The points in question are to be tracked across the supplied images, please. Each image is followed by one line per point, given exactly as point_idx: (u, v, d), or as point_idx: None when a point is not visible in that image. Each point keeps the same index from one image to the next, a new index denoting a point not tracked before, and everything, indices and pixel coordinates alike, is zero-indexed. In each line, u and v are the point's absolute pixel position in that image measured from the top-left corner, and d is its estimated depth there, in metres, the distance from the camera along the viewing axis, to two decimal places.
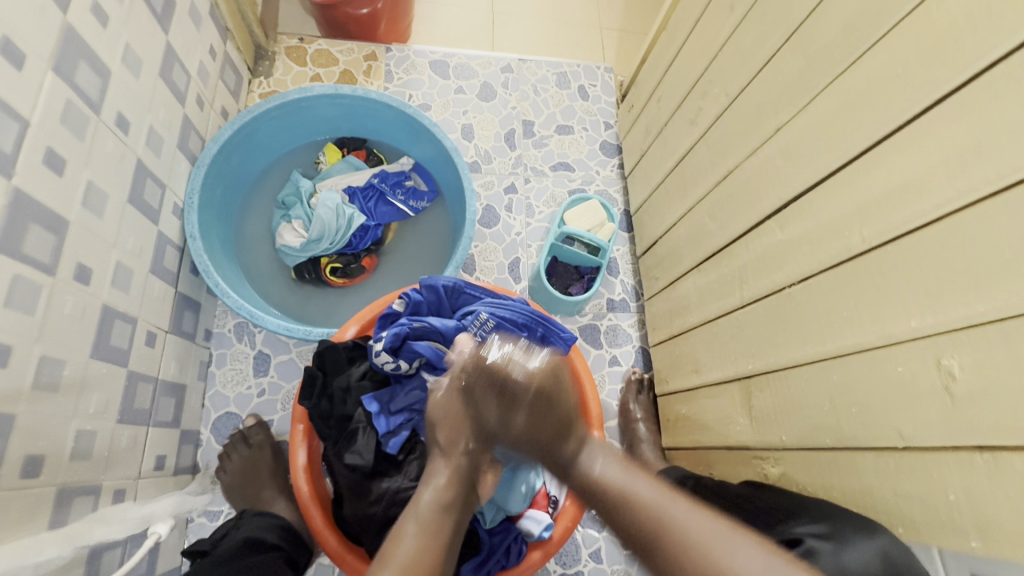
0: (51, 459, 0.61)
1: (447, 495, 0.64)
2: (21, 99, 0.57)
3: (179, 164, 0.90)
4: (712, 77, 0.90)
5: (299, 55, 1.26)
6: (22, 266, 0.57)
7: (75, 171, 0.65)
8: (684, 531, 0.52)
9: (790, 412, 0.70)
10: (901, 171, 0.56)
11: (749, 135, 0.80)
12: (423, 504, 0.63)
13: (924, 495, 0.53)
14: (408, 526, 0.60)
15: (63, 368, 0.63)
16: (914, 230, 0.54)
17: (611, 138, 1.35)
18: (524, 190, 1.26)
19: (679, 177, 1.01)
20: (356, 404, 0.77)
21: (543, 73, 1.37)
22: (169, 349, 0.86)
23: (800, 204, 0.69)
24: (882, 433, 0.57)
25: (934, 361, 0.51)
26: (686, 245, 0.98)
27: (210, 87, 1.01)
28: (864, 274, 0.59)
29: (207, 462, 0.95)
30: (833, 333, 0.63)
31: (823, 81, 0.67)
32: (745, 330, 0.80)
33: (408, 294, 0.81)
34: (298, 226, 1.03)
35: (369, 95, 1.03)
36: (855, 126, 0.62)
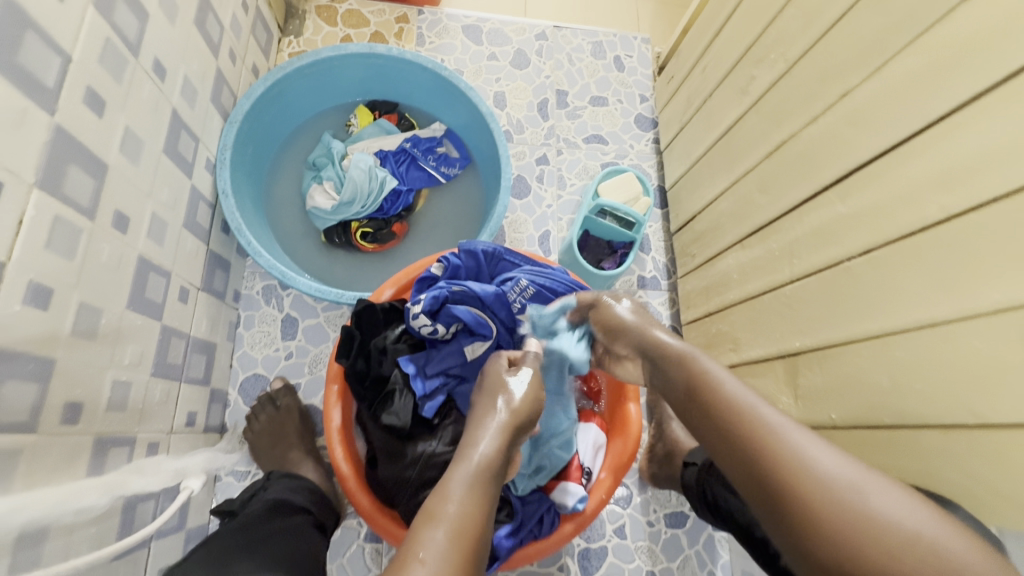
0: (88, 408, 0.60)
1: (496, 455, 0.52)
2: (62, 32, 0.54)
3: (211, 118, 0.88)
4: (768, 42, 0.85)
5: (330, 15, 1.23)
6: (63, 208, 0.55)
7: (113, 114, 0.62)
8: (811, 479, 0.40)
9: (842, 390, 0.68)
10: (987, 134, 0.52)
11: (809, 102, 0.76)
12: (472, 458, 0.51)
13: (996, 475, 0.50)
14: (460, 472, 0.49)
15: (100, 316, 0.61)
16: (1001, 197, 0.50)
17: (646, 111, 1.31)
18: (556, 162, 1.23)
19: (724, 150, 0.97)
20: (393, 365, 0.75)
21: (578, 41, 1.33)
22: (200, 307, 0.85)
23: (865, 173, 0.66)
24: (951, 412, 0.54)
25: (1018, 336, 0.49)
26: (729, 220, 0.95)
27: (242, 41, 0.98)
28: (939, 245, 0.56)
29: (234, 422, 0.94)
30: (899, 308, 0.60)
31: (901, 41, 0.62)
32: (793, 306, 0.77)
33: (447, 258, 0.79)
34: (329, 188, 1.01)
35: (404, 56, 0.99)
36: (935, 90, 0.58)
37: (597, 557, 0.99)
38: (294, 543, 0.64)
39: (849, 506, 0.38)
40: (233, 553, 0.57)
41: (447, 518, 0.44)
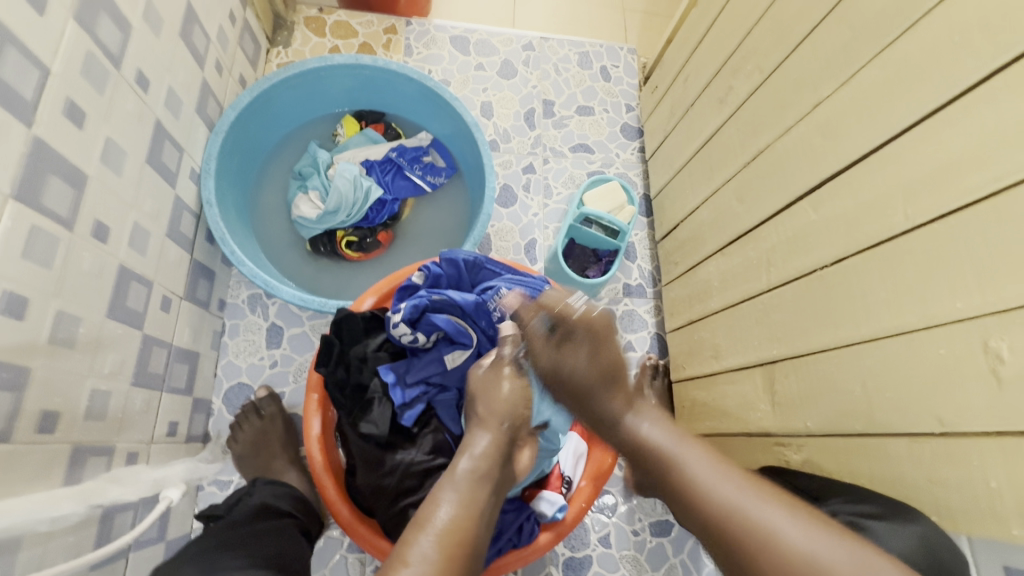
0: (66, 417, 0.60)
1: (485, 462, 0.61)
2: (42, 45, 0.55)
3: (196, 129, 0.89)
4: (744, 55, 0.87)
5: (318, 27, 1.24)
6: (41, 218, 0.55)
7: (94, 125, 0.63)
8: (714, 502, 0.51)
9: (816, 398, 0.68)
10: (949, 146, 0.53)
11: (783, 114, 0.77)
12: (459, 472, 0.59)
13: (961, 483, 0.51)
14: (446, 490, 0.56)
15: (79, 325, 0.62)
16: (963, 208, 0.51)
17: (632, 121, 1.32)
18: (542, 171, 1.24)
19: (705, 160, 0.98)
20: (373, 374, 0.76)
21: (565, 52, 1.35)
22: (183, 316, 0.85)
23: (836, 184, 0.67)
24: (918, 419, 0.55)
25: (980, 344, 0.49)
26: (710, 229, 0.96)
27: (229, 53, 1.00)
28: (906, 255, 0.57)
29: (218, 431, 0.94)
30: (868, 317, 0.61)
31: (869, 54, 0.64)
32: (770, 315, 0.78)
33: (427, 267, 0.79)
34: (314, 198, 1.02)
35: (389, 67, 1.00)
36: (901, 103, 0.59)
37: (582, 566, 0.99)
38: (275, 542, 0.65)
39: (769, 515, 0.49)
40: (214, 549, 0.59)
41: (435, 524, 0.51)
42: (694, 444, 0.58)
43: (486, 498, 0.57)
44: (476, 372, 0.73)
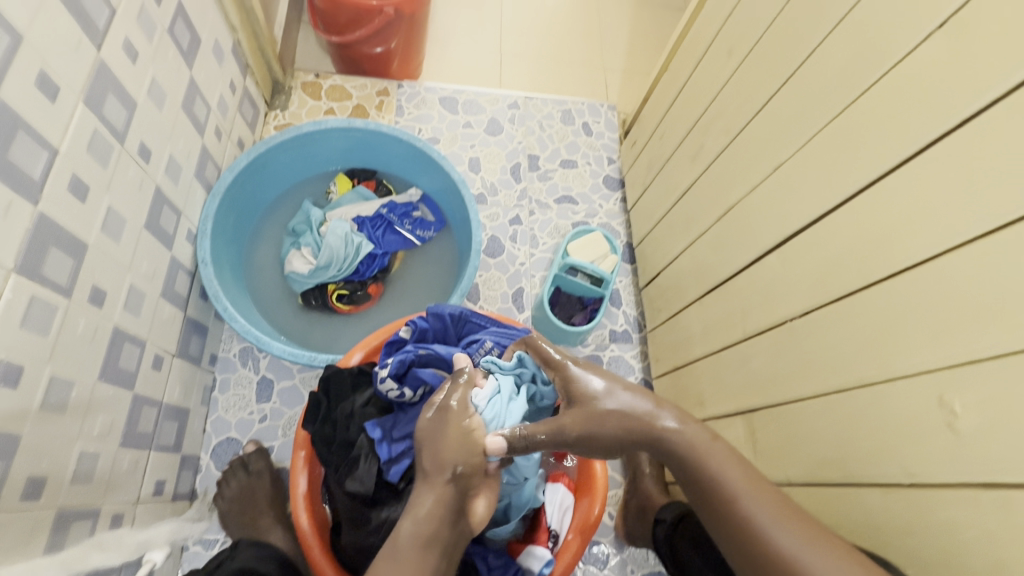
0: (52, 482, 0.61)
1: (428, 525, 0.61)
2: (51, 128, 0.59)
3: (195, 192, 0.93)
4: (712, 117, 0.93)
5: (314, 91, 1.32)
6: (40, 287, 0.58)
7: (96, 197, 0.67)
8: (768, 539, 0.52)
9: (796, 447, 0.70)
10: (894, 209, 0.57)
11: (748, 173, 0.82)
12: (402, 539, 0.60)
13: (932, 535, 0.52)
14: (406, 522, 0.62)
15: (71, 390, 0.63)
16: (912, 267, 0.55)
17: (614, 172, 1.38)
18: (528, 222, 1.29)
19: (681, 212, 1.03)
20: (359, 430, 0.77)
21: (548, 110, 1.42)
22: (174, 373, 0.87)
23: (800, 240, 0.71)
24: (888, 470, 0.57)
25: (937, 398, 0.52)
26: (689, 278, 0.99)
27: (228, 119, 1.05)
28: (866, 310, 0.60)
29: (205, 488, 0.94)
30: (836, 368, 0.63)
31: (818, 124, 0.68)
32: (748, 364, 0.80)
33: (415, 321, 0.82)
34: (307, 253, 1.06)
35: (381, 129, 1.06)
36: (849, 168, 0.64)
37: None
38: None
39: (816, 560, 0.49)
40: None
41: None
42: (741, 465, 0.57)
43: (434, 560, 0.60)
44: (424, 417, 0.70)
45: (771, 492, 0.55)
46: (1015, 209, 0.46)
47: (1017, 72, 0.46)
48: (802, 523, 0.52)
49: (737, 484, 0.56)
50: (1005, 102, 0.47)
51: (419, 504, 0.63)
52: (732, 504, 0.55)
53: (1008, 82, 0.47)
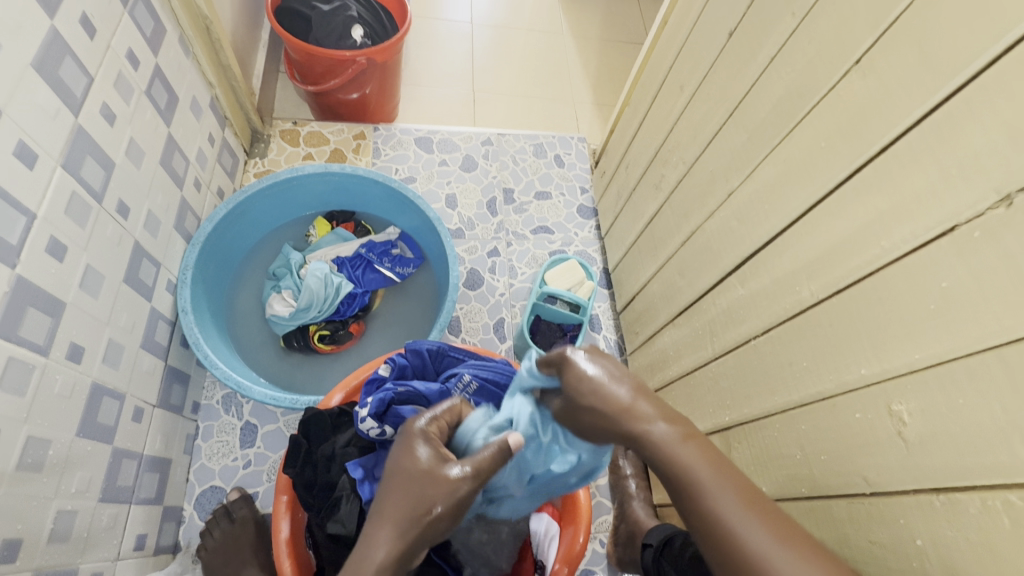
0: (28, 543, 0.61)
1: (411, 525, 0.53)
2: (29, 195, 0.62)
3: (174, 243, 0.95)
4: (670, 147, 0.98)
5: (292, 137, 1.36)
6: (17, 348, 0.59)
7: (74, 256, 0.69)
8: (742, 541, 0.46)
9: (768, 463, 0.71)
10: (834, 230, 0.61)
11: (705, 200, 0.86)
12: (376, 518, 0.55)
13: (895, 544, 0.54)
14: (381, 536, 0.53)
15: (47, 448, 0.64)
16: (852, 284, 0.58)
17: (587, 202, 1.43)
18: (506, 253, 1.32)
19: (650, 238, 1.07)
20: (341, 471, 0.77)
21: (520, 144, 1.48)
22: (155, 424, 0.87)
23: (755, 261, 0.74)
24: (851, 480, 0.59)
25: (887, 408, 0.54)
26: (660, 301, 1.02)
27: (207, 170, 1.09)
28: (818, 325, 0.63)
29: (188, 540, 0.93)
30: (797, 384, 0.66)
31: (761, 153, 0.73)
32: (720, 382, 0.82)
33: (393, 358, 0.85)
34: (288, 296, 1.07)
35: (357, 173, 1.10)
36: (791, 193, 0.67)
37: None
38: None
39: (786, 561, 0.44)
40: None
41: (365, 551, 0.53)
42: (721, 464, 0.50)
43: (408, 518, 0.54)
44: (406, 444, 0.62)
45: (757, 500, 0.48)
46: (933, 228, 0.49)
47: (926, 103, 0.50)
48: (783, 531, 0.46)
49: (714, 484, 0.49)
50: (915, 132, 0.51)
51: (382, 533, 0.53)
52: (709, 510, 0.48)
53: (912, 115, 0.51)
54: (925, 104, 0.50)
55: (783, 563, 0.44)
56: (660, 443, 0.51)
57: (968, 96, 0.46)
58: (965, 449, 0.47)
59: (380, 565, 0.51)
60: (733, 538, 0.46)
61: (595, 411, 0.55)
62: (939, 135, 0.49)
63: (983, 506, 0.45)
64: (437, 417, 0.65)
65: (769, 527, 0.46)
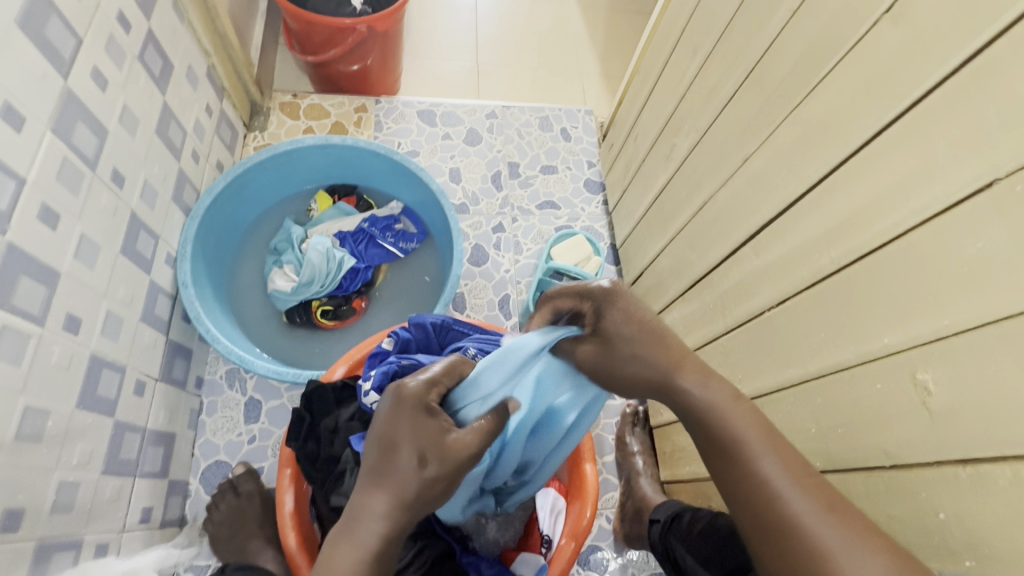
0: (30, 513, 0.60)
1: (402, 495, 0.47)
2: (18, 159, 0.60)
3: (173, 216, 0.93)
4: (682, 115, 0.94)
5: (292, 110, 1.33)
6: (11, 317, 0.58)
7: (67, 225, 0.67)
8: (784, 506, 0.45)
9: (781, 438, 0.70)
10: (858, 193, 0.57)
11: (719, 168, 0.83)
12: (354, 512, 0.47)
13: (915, 517, 0.52)
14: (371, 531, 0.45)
15: (47, 419, 0.63)
16: (876, 250, 0.55)
17: (594, 176, 1.39)
18: (511, 229, 1.29)
19: (659, 211, 1.04)
20: (344, 445, 0.77)
21: (526, 117, 1.44)
22: (158, 398, 0.86)
23: (771, 230, 0.71)
24: (869, 453, 0.57)
25: (910, 378, 0.52)
26: (670, 275, 1.00)
27: (205, 142, 1.06)
28: (837, 294, 0.60)
29: (194, 514, 0.93)
30: (813, 356, 0.63)
31: (779, 115, 0.69)
32: (731, 356, 0.80)
33: (396, 332, 0.82)
34: (289, 271, 1.06)
35: (358, 144, 1.07)
36: (812, 156, 0.64)
37: None
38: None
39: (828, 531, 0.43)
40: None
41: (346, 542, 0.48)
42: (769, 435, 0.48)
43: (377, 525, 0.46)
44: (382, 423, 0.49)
45: (805, 471, 0.46)
46: (967, 186, 0.46)
47: (965, 49, 0.46)
48: (830, 502, 0.44)
49: (762, 451, 0.48)
50: (950, 83, 0.47)
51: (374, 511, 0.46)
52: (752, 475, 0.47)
53: (948, 66, 0.47)
54: (962, 52, 0.46)
55: (827, 535, 0.42)
56: (706, 408, 0.51)
57: (1013, 39, 0.42)
58: (996, 418, 0.44)
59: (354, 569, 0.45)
60: (779, 505, 0.45)
61: (633, 368, 0.54)
62: (978, 85, 0.45)
63: (1013, 477, 0.43)
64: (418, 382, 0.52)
65: (819, 497, 0.45)
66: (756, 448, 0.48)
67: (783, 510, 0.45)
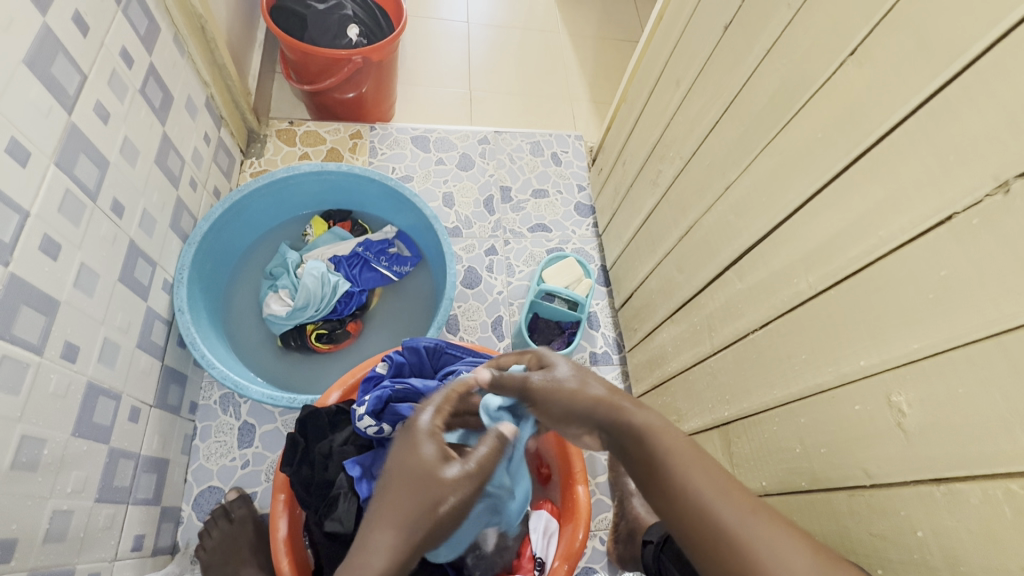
0: (23, 543, 0.60)
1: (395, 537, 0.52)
2: (22, 192, 0.61)
3: (170, 243, 0.95)
4: (667, 143, 0.98)
5: (288, 137, 1.36)
6: (10, 347, 0.59)
7: (68, 254, 0.69)
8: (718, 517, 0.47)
9: (768, 457, 0.71)
10: (831, 221, 0.60)
11: (702, 194, 0.86)
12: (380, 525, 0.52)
13: (896, 535, 0.53)
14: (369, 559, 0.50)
15: (43, 447, 0.63)
16: (850, 276, 0.58)
17: (584, 199, 1.43)
18: (504, 251, 1.32)
19: (647, 234, 1.07)
20: (339, 470, 0.77)
21: (517, 143, 1.48)
22: (152, 423, 0.86)
23: (753, 255, 0.74)
24: (851, 472, 0.58)
25: (885, 399, 0.54)
26: (659, 297, 1.02)
27: (203, 169, 1.08)
28: (815, 317, 0.63)
29: (186, 541, 0.92)
30: (795, 378, 0.66)
31: (758, 146, 0.72)
32: (718, 377, 0.82)
33: (391, 356, 0.84)
34: (284, 295, 1.07)
35: (353, 171, 1.10)
36: (787, 186, 0.67)
37: None
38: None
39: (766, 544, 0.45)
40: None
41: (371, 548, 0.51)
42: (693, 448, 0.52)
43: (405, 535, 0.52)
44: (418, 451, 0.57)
45: (737, 489, 0.49)
46: (930, 217, 0.49)
47: (923, 90, 0.49)
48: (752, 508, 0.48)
49: (687, 465, 0.51)
50: (912, 121, 0.51)
51: (385, 533, 0.51)
52: (678, 488, 0.50)
53: (909, 105, 0.51)
54: (922, 92, 0.50)
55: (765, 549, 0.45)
56: (641, 424, 0.56)
57: (965, 84, 0.46)
58: (966, 438, 0.46)
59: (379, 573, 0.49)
60: (711, 516, 0.48)
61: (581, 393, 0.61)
62: (936, 123, 0.49)
63: (984, 495, 0.45)
64: (437, 408, 0.66)
65: (743, 505, 0.48)
66: (677, 452, 0.52)
67: (714, 520, 0.47)
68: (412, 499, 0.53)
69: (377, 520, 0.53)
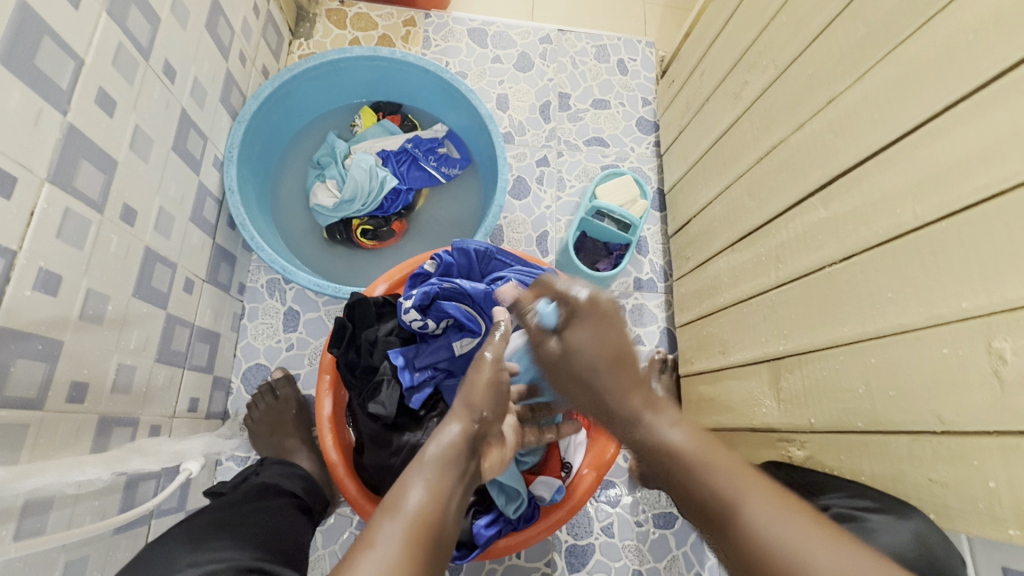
0: (94, 388, 0.64)
1: (452, 452, 0.57)
2: (76, 38, 0.58)
3: (220, 119, 0.92)
4: (761, 49, 0.86)
5: (339, 18, 1.27)
6: (73, 201, 0.59)
7: (124, 114, 0.67)
8: (761, 524, 0.44)
9: (820, 396, 0.69)
10: (961, 142, 0.52)
11: (796, 110, 0.77)
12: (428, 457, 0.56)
13: (963, 484, 0.51)
14: (385, 524, 0.47)
15: (107, 303, 0.65)
16: (965, 209, 0.51)
17: (648, 115, 1.31)
18: (556, 163, 1.25)
19: (718, 154, 0.98)
20: (382, 357, 0.79)
21: (582, 45, 1.34)
22: (205, 297, 0.89)
23: (848, 179, 0.66)
24: (921, 417, 0.55)
25: (984, 344, 0.49)
26: (721, 224, 0.96)
27: (252, 44, 1.03)
28: (911, 252, 0.57)
29: (236, 410, 0.98)
30: (873, 316, 0.61)
31: (884, 49, 0.62)
32: (778, 311, 0.78)
33: (440, 255, 0.82)
34: (332, 186, 1.05)
35: (407, 58, 1.02)
36: (914, 99, 0.58)
37: (584, 553, 0.99)
38: (270, 524, 0.65)
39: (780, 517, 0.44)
40: (207, 530, 0.59)
41: (405, 510, 0.49)
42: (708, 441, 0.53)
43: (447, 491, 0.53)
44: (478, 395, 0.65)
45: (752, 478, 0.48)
46: None
47: None
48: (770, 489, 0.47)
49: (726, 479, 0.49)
50: None
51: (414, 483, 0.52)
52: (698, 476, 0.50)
53: None
54: None
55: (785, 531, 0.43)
56: (676, 445, 0.53)
57: None
58: None
59: (412, 507, 0.49)
60: (738, 512, 0.46)
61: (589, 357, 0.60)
62: None
63: None
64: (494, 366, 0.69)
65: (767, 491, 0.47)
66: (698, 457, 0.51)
67: (751, 523, 0.45)
68: (441, 451, 0.57)
69: (399, 488, 0.52)
